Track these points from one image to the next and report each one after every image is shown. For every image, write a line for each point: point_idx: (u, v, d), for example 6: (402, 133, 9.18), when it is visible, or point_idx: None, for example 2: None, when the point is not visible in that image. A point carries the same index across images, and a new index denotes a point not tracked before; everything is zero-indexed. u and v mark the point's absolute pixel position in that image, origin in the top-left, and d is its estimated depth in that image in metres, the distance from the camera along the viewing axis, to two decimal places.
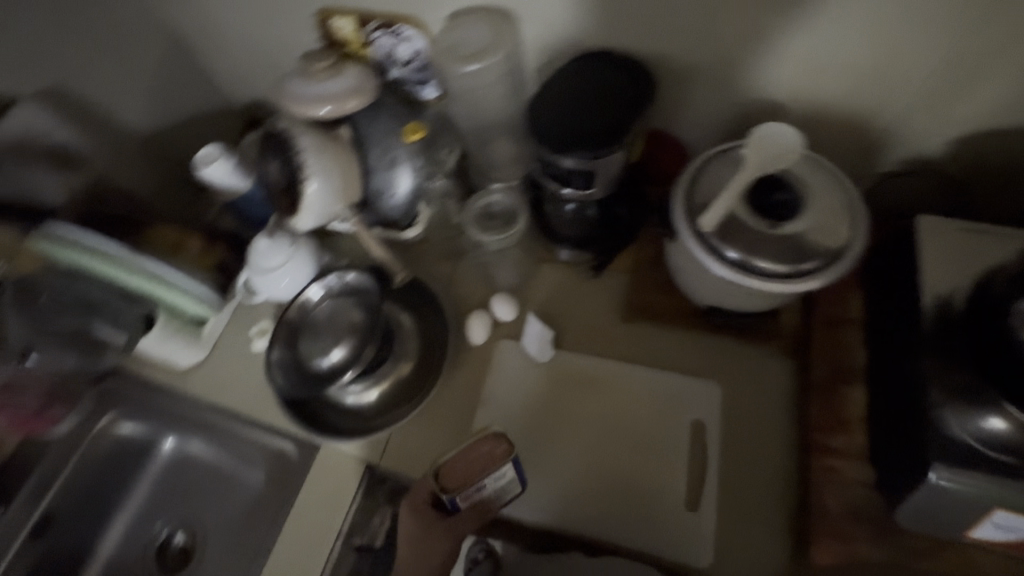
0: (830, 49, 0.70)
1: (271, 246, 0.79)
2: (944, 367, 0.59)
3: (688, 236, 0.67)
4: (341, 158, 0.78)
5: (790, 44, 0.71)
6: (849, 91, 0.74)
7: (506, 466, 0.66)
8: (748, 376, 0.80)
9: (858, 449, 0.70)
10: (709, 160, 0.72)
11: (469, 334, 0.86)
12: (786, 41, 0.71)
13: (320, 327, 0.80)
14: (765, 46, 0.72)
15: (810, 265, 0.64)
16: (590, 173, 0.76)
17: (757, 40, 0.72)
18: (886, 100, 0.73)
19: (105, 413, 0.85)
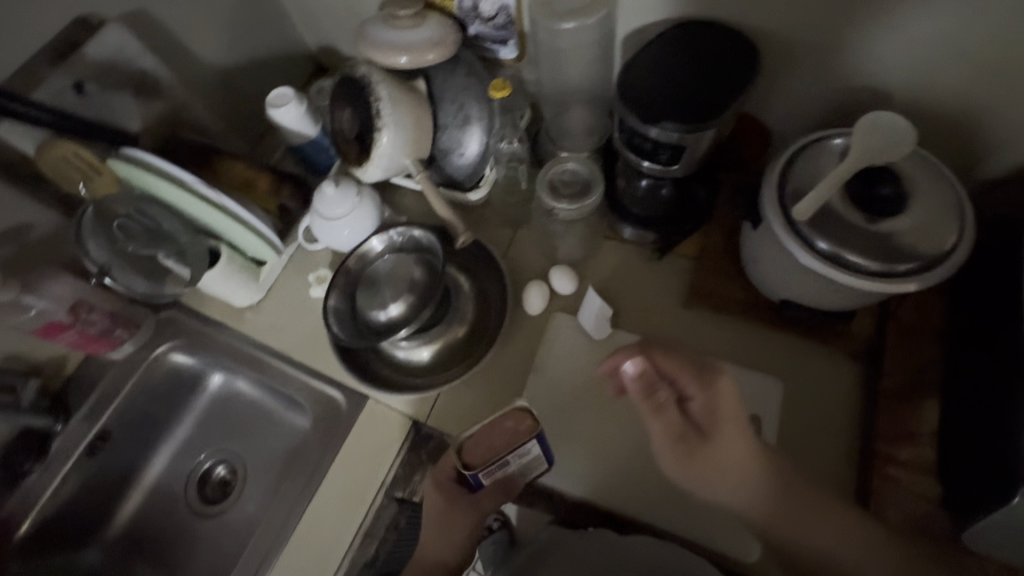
0: (964, 36, 0.62)
1: (338, 195, 0.81)
2: None
3: (777, 223, 0.64)
4: (416, 112, 0.80)
5: (924, 23, 0.63)
6: (965, 84, 0.67)
7: (529, 443, 0.62)
8: (811, 377, 0.76)
9: (925, 463, 0.67)
10: (806, 146, 0.68)
11: (526, 303, 0.84)
12: (921, 18, 0.63)
13: (377, 279, 0.84)
14: (896, 23, 0.64)
15: (904, 267, 0.60)
16: (678, 148, 0.68)
17: (890, 13, 0.64)
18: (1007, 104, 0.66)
19: (163, 341, 0.92)
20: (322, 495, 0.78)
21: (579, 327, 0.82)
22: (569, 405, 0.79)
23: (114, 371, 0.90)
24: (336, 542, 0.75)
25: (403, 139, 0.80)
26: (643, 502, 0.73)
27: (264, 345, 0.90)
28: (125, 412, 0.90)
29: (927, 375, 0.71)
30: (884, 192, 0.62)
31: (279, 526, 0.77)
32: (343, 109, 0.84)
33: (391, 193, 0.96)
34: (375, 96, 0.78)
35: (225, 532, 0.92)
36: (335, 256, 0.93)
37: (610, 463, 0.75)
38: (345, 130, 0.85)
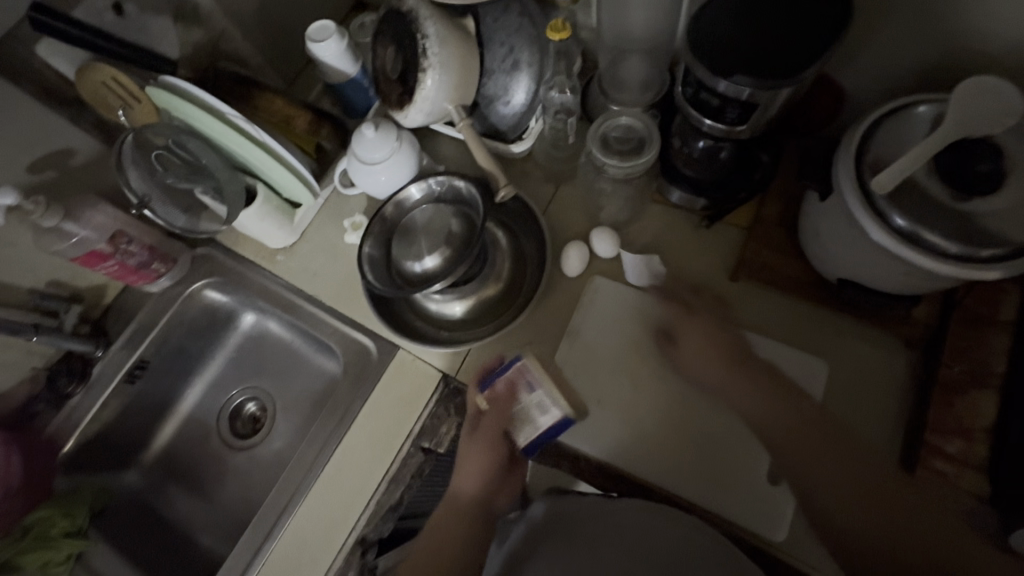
0: None
1: (377, 138, 0.78)
2: None
3: (850, 194, 0.59)
4: (461, 54, 0.76)
5: None
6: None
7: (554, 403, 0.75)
8: (860, 360, 0.73)
9: (976, 460, 0.63)
10: (893, 111, 0.62)
11: (564, 264, 0.81)
12: None
13: (414, 229, 0.82)
14: None
15: (987, 251, 0.55)
16: (749, 105, 0.62)
17: None
18: None
19: (199, 277, 0.93)
20: (350, 440, 0.79)
21: (618, 291, 0.80)
22: (603, 371, 0.77)
23: (151, 303, 0.92)
24: (362, 485, 0.77)
25: (446, 84, 0.76)
26: (671, 473, 0.72)
27: (297, 288, 0.90)
28: (162, 344, 0.92)
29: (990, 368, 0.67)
30: (983, 168, 0.55)
31: (309, 463, 0.79)
32: (387, 47, 0.80)
33: (430, 141, 0.92)
34: (422, 33, 0.73)
35: (254, 465, 0.96)
36: (371, 203, 0.91)
37: (641, 432, 0.74)
38: (387, 70, 0.81)
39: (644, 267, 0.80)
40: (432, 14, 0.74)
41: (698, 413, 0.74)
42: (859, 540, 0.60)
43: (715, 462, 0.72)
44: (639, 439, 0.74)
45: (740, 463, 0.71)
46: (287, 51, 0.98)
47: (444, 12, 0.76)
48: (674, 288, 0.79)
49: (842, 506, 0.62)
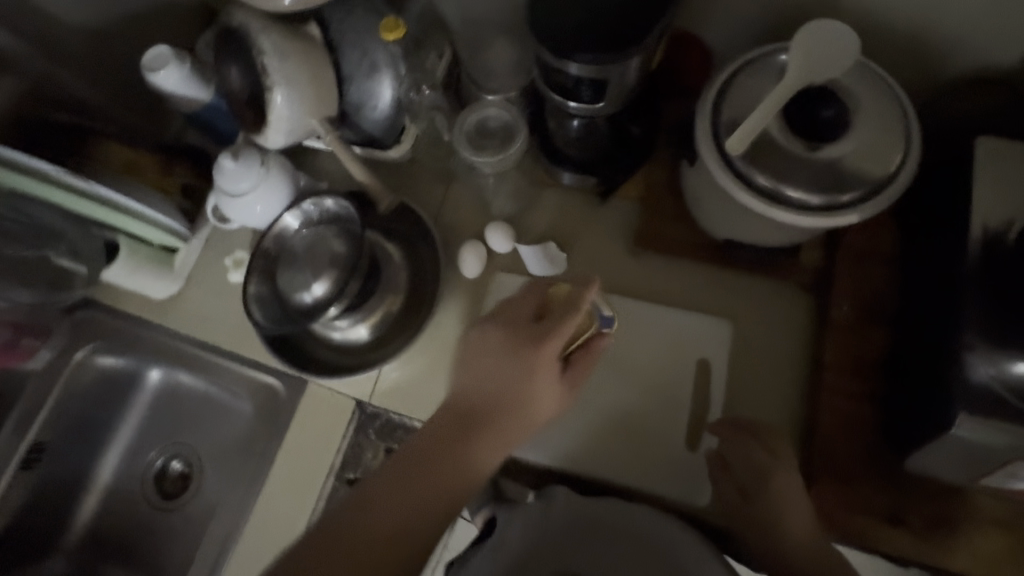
0: None
1: (238, 169, 0.71)
2: (985, 309, 0.54)
3: (711, 159, 0.58)
4: (310, 64, 0.69)
5: None
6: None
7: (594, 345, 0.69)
8: (765, 313, 0.74)
9: (872, 394, 0.66)
10: (744, 66, 0.61)
11: (462, 267, 0.78)
12: None
13: (297, 257, 0.78)
14: None
15: (848, 197, 0.55)
16: (601, 82, 0.60)
17: None
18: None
19: (81, 345, 0.86)
20: (271, 486, 0.76)
21: (522, 285, 0.78)
22: None
23: (33, 381, 0.84)
24: (291, 529, 0.74)
25: (301, 97, 0.69)
26: (598, 460, 0.71)
27: (191, 338, 0.84)
28: (57, 420, 0.85)
29: (875, 302, 0.69)
30: (825, 115, 0.57)
31: (234, 516, 0.76)
32: (230, 67, 0.73)
33: (308, 159, 0.87)
34: (261, 49, 0.68)
35: (187, 526, 0.89)
36: (255, 235, 0.85)
37: (565, 425, 0.73)
38: (237, 92, 0.73)
39: (545, 256, 0.77)
40: (265, 28, 0.68)
41: (618, 396, 0.73)
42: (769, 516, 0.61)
43: (642, 446, 0.71)
44: (574, 435, 0.73)
45: (667, 440, 0.71)
46: (133, 84, 0.89)
47: (283, 23, 0.70)
48: (576, 272, 0.78)
49: (765, 492, 0.62)
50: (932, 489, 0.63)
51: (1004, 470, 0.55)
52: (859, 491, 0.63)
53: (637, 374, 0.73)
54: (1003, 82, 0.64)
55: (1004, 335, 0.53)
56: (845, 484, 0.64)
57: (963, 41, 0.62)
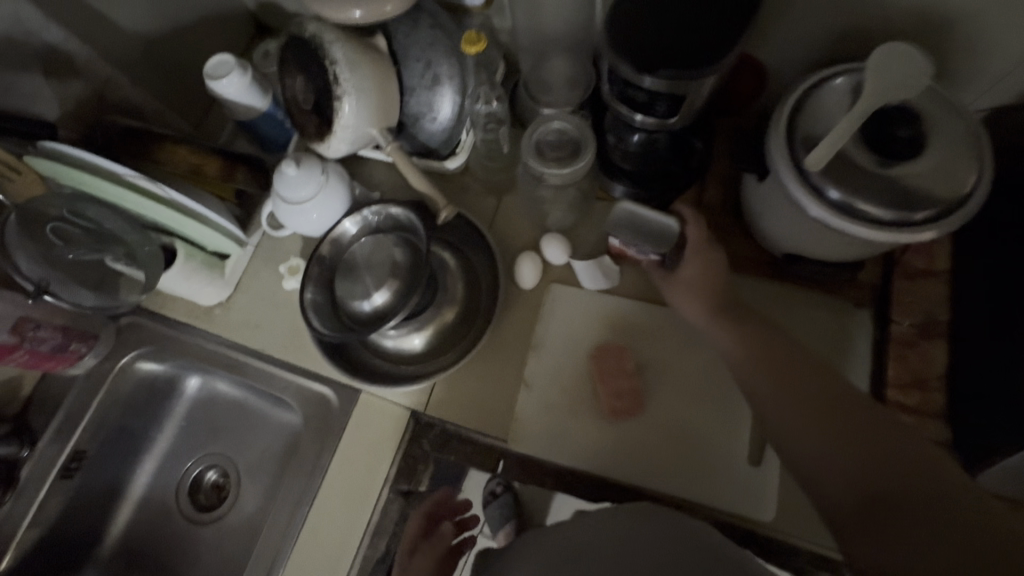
0: None
1: (301, 176, 0.72)
2: None
3: (789, 175, 0.59)
4: (382, 76, 0.71)
5: None
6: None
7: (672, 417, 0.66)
8: (824, 327, 0.73)
9: (935, 408, 0.67)
10: (818, 83, 0.62)
11: (520, 277, 0.78)
12: None
13: (355, 266, 0.78)
14: None
15: (921, 215, 0.56)
16: (675, 98, 0.62)
17: None
18: (1006, 32, 0.63)
19: (127, 351, 0.85)
20: (323, 496, 0.74)
21: (575, 298, 0.78)
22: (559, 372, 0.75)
23: (73, 392, 0.82)
24: (342, 544, 0.72)
25: (368, 108, 0.71)
26: (658, 473, 0.70)
27: (240, 345, 0.83)
28: (97, 427, 0.83)
29: (936, 318, 0.69)
30: (901, 134, 0.58)
31: (283, 526, 0.74)
32: (296, 76, 0.74)
33: (361, 169, 0.88)
34: (331, 57, 0.69)
35: (224, 537, 0.87)
36: (306, 243, 0.85)
37: (609, 436, 0.72)
38: (302, 101, 0.75)
39: (600, 270, 0.77)
40: (340, 38, 0.69)
41: (678, 409, 0.72)
42: (853, 497, 0.49)
43: (698, 441, 0.70)
44: (634, 446, 0.71)
45: (723, 453, 0.70)
46: (187, 93, 0.90)
47: (351, 33, 0.71)
48: (631, 287, 0.79)
49: (772, 424, 0.59)
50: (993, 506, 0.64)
51: None
52: None
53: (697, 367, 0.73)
54: None
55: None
56: None
57: (1016, 67, 0.66)
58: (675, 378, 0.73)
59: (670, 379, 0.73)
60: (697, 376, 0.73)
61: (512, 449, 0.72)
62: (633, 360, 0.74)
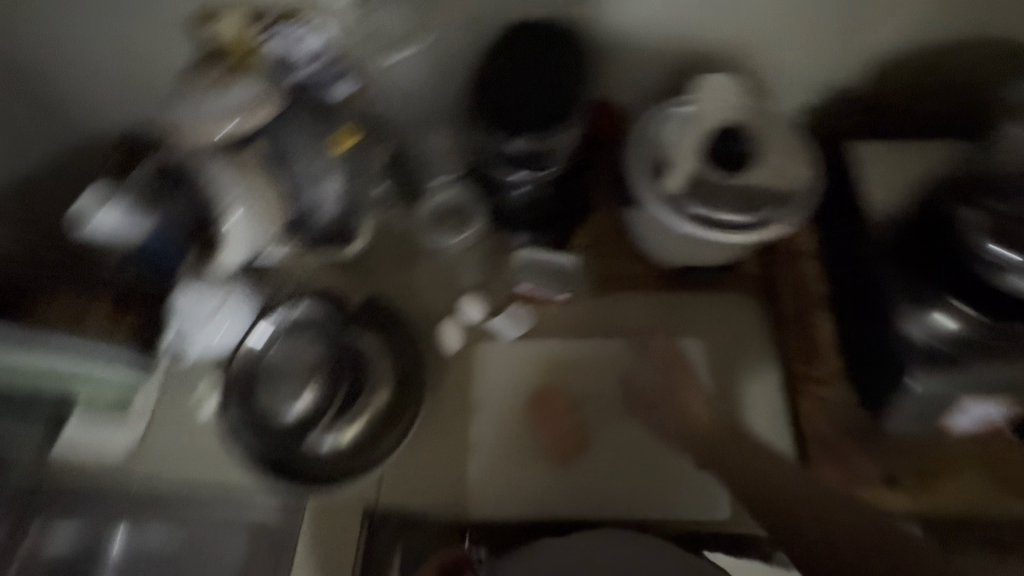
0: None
1: (200, 292, 0.77)
2: (909, 278, 0.64)
3: (654, 200, 0.65)
4: (264, 182, 0.72)
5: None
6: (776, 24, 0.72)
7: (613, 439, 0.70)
8: (726, 323, 0.80)
9: (837, 373, 0.73)
10: (661, 115, 0.70)
11: (443, 344, 0.80)
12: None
13: (274, 373, 0.76)
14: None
15: (771, 213, 0.65)
16: (540, 156, 0.69)
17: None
18: (799, 48, 0.75)
19: (26, 531, 0.74)
20: None
21: (504, 351, 0.80)
22: (507, 423, 0.77)
23: None
24: None
25: (259, 216, 0.73)
26: (616, 500, 0.72)
27: (161, 490, 0.75)
28: None
29: (812, 292, 0.78)
30: (735, 149, 0.67)
31: None
32: (176, 198, 0.73)
33: None
34: (212, 177, 0.71)
35: None
36: (217, 361, 0.78)
37: (561, 476, 0.73)
38: (187, 220, 0.73)
39: (511, 318, 0.81)
40: (215, 152, 0.70)
41: (622, 433, 0.75)
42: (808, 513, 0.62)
43: (644, 459, 0.73)
44: (595, 476, 0.73)
45: (670, 463, 0.73)
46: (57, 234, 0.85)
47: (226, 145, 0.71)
48: (553, 326, 0.82)
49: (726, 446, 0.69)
50: (915, 447, 0.69)
51: (956, 410, 0.64)
52: (852, 458, 0.69)
53: (629, 388, 0.77)
54: (855, 96, 0.80)
55: (927, 289, 0.63)
56: (842, 458, 0.69)
57: (816, 72, 0.77)
58: (613, 406, 0.77)
59: (606, 406, 0.76)
60: (629, 397, 0.76)
61: (474, 516, 0.72)
62: (569, 393, 0.77)
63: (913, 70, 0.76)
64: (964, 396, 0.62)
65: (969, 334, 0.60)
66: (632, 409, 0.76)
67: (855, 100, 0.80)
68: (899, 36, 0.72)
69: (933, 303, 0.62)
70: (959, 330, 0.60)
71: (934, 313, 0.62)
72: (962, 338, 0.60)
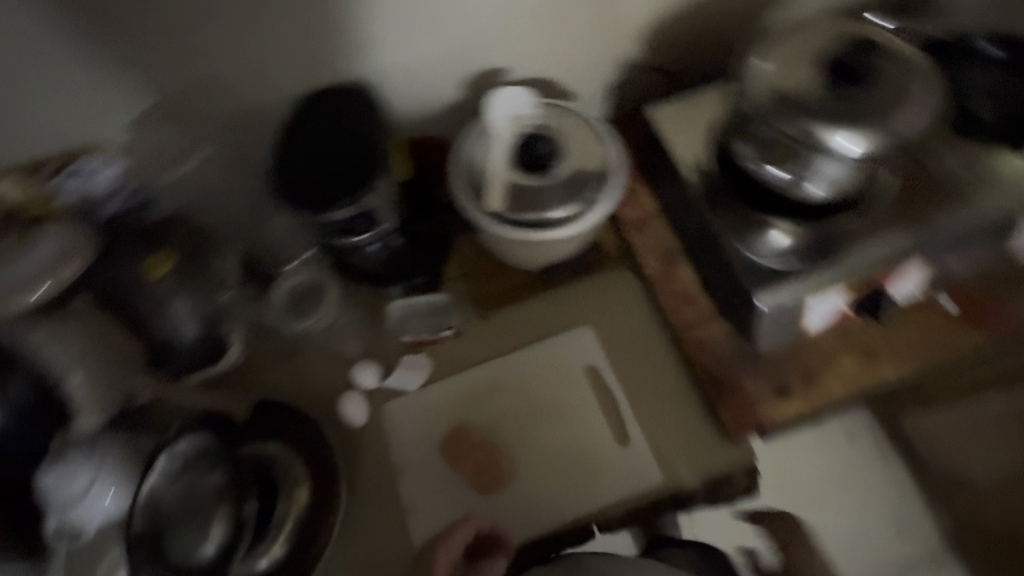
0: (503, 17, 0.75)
1: (63, 476, 0.72)
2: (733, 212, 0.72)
3: (485, 221, 0.68)
4: (98, 328, 0.68)
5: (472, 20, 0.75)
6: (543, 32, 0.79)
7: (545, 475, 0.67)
8: (610, 301, 0.83)
9: (710, 313, 0.79)
10: (470, 138, 0.72)
11: (349, 418, 0.79)
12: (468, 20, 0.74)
13: (177, 517, 0.68)
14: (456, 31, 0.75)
15: (591, 192, 0.69)
16: (366, 213, 0.69)
17: (446, 28, 0.74)
18: (571, 44, 0.81)
19: None
20: None
21: (411, 404, 0.79)
22: (430, 474, 0.75)
23: None
24: None
25: (99, 371, 0.68)
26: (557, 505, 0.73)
27: None
28: None
29: (669, 246, 0.84)
30: (543, 149, 0.69)
31: None
32: None
33: None
34: (40, 347, 0.65)
35: None
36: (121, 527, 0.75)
37: (501, 504, 0.74)
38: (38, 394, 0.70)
39: (409, 369, 0.81)
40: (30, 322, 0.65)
41: (545, 440, 0.76)
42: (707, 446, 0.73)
43: (572, 457, 0.75)
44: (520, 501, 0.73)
45: (596, 452, 0.75)
46: None
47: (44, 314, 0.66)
48: (452, 362, 0.82)
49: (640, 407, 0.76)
50: (792, 353, 0.75)
51: (807, 310, 0.71)
52: (744, 383, 0.75)
53: (538, 395, 0.79)
54: (638, 69, 0.88)
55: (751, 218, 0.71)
56: (737, 387, 0.74)
57: (596, 60, 0.85)
58: (530, 419, 0.77)
59: (523, 421, 0.77)
60: (541, 404, 0.78)
61: None
62: (477, 429, 0.77)
63: (673, 34, 0.85)
64: (805, 298, 0.69)
65: (800, 246, 0.69)
66: (547, 415, 0.78)
67: (640, 73, 0.89)
68: (647, 12, 0.81)
69: (764, 229, 0.71)
70: (789, 245, 0.70)
71: (771, 235, 0.70)
72: (796, 250, 0.69)
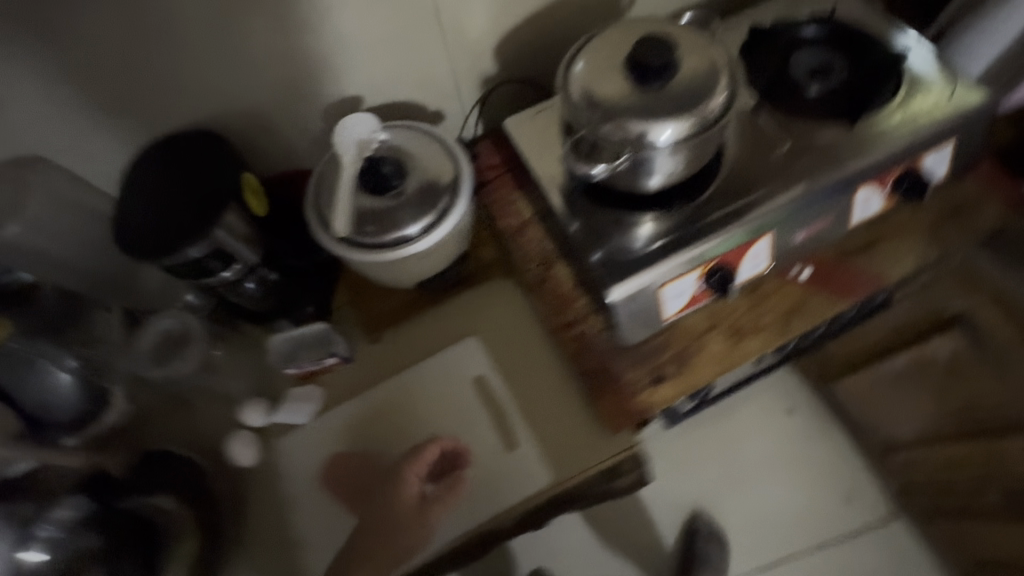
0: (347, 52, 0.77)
1: None
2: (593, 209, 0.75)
3: (338, 247, 0.69)
4: None
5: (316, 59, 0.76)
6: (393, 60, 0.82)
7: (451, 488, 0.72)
8: (490, 309, 0.85)
9: (586, 309, 0.79)
10: (322, 168, 0.74)
11: (239, 459, 0.78)
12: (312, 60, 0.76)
13: None
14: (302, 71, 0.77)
15: (443, 203, 0.71)
16: (220, 253, 0.70)
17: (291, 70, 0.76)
18: (423, 67, 0.84)
19: None
20: None
21: (302, 437, 0.80)
22: (322, 505, 0.76)
23: None
24: None
25: None
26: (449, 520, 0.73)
27: None
28: None
29: (544, 249, 0.83)
30: (388, 168, 0.70)
31: None
32: None
33: None
34: None
35: None
36: None
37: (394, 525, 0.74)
38: None
39: (295, 403, 0.81)
40: None
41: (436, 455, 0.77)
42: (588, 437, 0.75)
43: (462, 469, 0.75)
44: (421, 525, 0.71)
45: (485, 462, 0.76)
46: None
47: None
48: (342, 389, 0.83)
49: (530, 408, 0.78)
50: (665, 340, 0.77)
51: (665, 298, 0.72)
52: (622, 374, 0.75)
53: (425, 413, 0.79)
54: (500, 83, 0.91)
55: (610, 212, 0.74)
56: (614, 380, 0.75)
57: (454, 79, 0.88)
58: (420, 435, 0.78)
59: (412, 439, 0.78)
60: (429, 420, 0.79)
61: None
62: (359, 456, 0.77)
63: (526, 46, 0.88)
64: (659, 286, 0.70)
65: (663, 230, 0.71)
66: (437, 429, 0.78)
67: (504, 86, 0.92)
68: (493, 29, 0.84)
69: (632, 221, 0.73)
70: (656, 232, 0.72)
71: (641, 226, 0.73)
72: (658, 235, 0.71)
